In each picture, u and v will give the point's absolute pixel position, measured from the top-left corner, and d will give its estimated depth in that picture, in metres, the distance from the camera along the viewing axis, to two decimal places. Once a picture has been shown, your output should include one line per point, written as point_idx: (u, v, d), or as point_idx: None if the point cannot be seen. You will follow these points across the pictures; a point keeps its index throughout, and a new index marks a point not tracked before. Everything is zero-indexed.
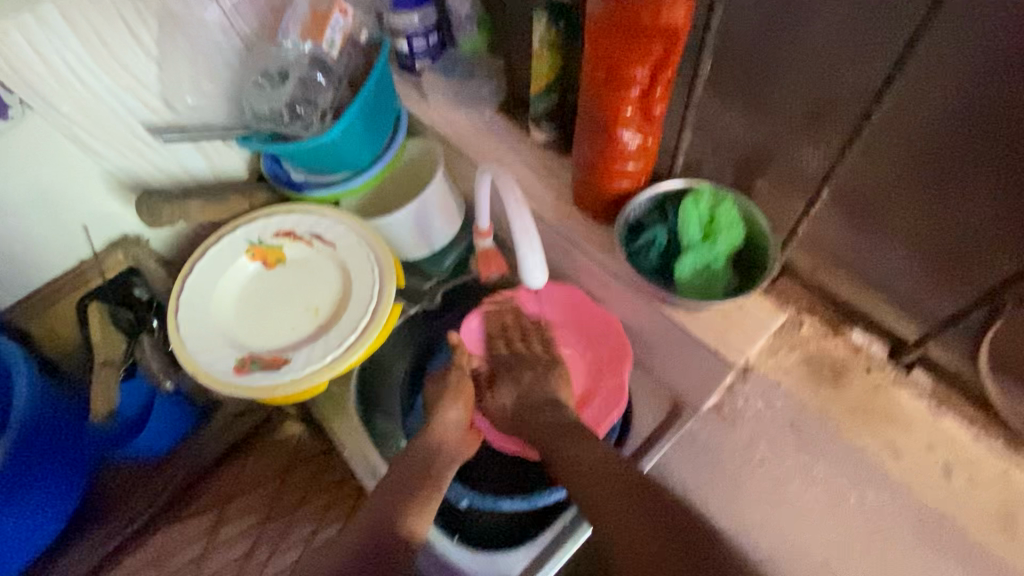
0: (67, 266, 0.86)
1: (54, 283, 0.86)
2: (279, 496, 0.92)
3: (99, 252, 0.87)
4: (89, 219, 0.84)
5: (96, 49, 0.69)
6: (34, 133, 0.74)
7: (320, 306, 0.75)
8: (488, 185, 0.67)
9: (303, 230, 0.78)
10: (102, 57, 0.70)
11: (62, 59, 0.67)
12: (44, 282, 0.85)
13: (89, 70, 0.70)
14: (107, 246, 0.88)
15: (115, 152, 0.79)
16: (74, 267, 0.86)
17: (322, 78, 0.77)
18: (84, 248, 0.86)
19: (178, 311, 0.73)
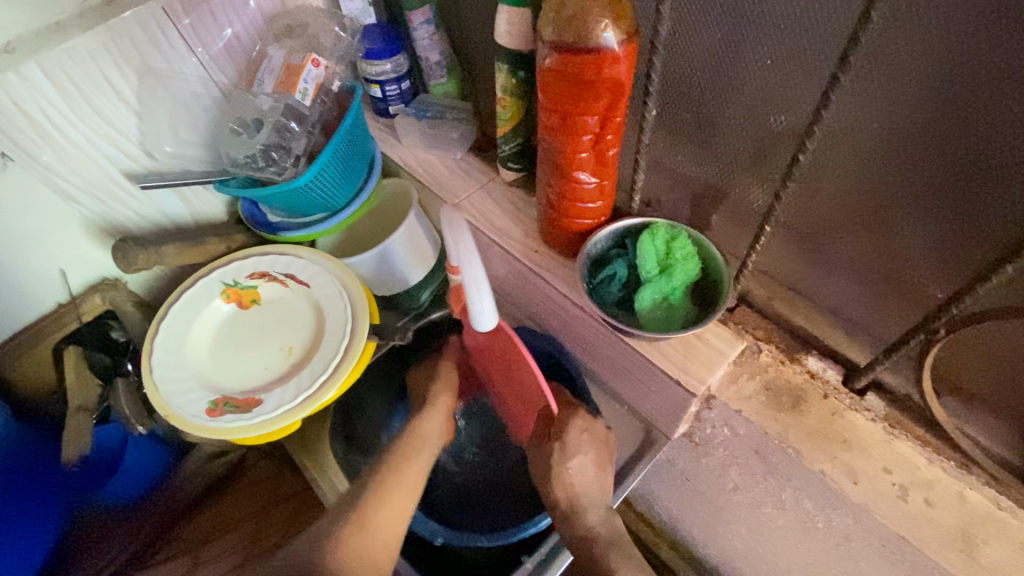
0: (43, 310, 0.86)
1: (28, 327, 0.86)
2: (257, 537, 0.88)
3: (76, 295, 0.88)
4: (66, 263, 0.85)
5: (77, 104, 0.72)
6: (11, 181, 0.75)
7: (293, 345, 0.77)
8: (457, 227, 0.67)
9: (277, 270, 0.80)
10: (81, 109, 0.72)
11: (41, 113, 0.69)
12: (18, 328, 0.85)
13: (68, 122, 0.72)
14: (84, 289, 0.89)
15: (93, 200, 0.81)
16: (52, 311, 0.87)
17: (296, 126, 0.79)
18: (61, 291, 0.87)
19: (150, 354, 0.73)
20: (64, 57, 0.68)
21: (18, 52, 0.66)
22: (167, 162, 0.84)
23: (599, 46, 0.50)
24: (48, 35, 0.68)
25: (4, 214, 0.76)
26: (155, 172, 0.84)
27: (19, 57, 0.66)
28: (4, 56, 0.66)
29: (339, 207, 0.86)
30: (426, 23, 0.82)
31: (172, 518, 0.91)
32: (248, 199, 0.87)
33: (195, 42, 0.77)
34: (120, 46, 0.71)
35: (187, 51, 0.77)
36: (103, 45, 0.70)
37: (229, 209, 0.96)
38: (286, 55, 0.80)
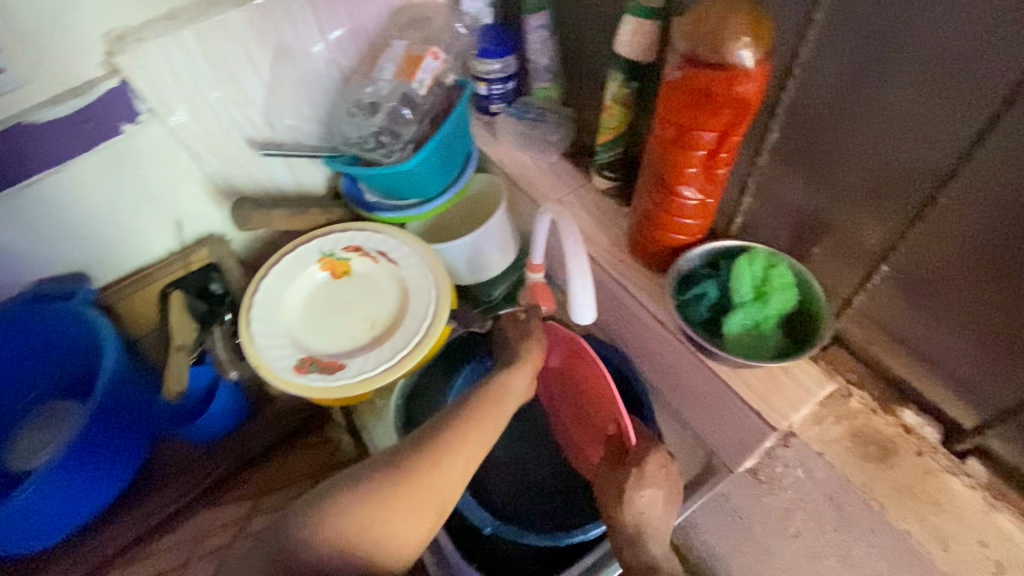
0: (156, 256, 0.95)
1: (141, 270, 0.94)
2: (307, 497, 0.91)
3: (188, 245, 0.97)
4: (182, 216, 0.93)
5: (218, 71, 0.79)
6: (151, 136, 0.83)
7: (376, 319, 0.80)
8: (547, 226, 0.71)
9: (371, 247, 0.84)
10: (222, 76, 0.80)
11: (188, 76, 0.78)
12: (132, 270, 0.94)
13: (208, 87, 0.80)
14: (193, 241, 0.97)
15: (216, 159, 0.89)
16: (163, 258, 0.96)
17: (409, 113, 0.83)
18: (174, 241, 0.95)
19: (250, 306, 0.79)
20: (217, 28, 0.75)
21: (178, 19, 0.74)
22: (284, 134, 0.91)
23: (731, 62, 0.50)
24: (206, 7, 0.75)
25: (140, 164, 0.84)
26: (271, 141, 0.90)
27: (180, 24, 0.74)
28: (167, 22, 0.74)
29: (434, 194, 0.90)
30: (541, 27, 0.84)
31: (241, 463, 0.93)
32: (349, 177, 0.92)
33: (326, 27, 0.83)
34: (264, 23, 0.78)
35: (318, 35, 0.83)
36: (249, 21, 0.77)
37: (328, 184, 1.02)
38: (407, 46, 0.84)
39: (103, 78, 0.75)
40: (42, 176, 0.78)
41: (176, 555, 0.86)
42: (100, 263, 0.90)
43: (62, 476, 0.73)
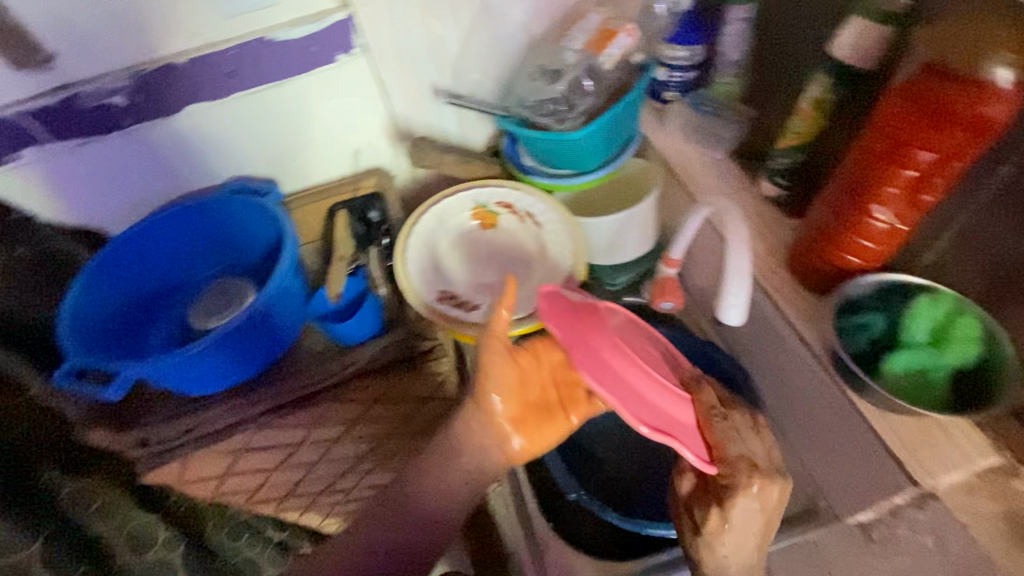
0: (334, 175, 1.08)
1: (319, 186, 1.08)
2: (400, 424, 0.95)
3: (360, 171, 1.09)
4: (363, 144, 1.05)
5: (429, 19, 0.88)
6: (357, 68, 0.94)
7: (513, 275, 0.86)
8: (696, 224, 0.78)
9: (521, 207, 0.89)
10: (427, 23, 0.89)
11: (401, 18, 0.87)
12: (312, 183, 1.08)
13: (416, 32, 0.89)
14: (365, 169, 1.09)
15: (403, 99, 0.98)
16: (339, 178, 1.09)
17: (589, 84, 0.85)
18: (350, 164, 1.07)
19: (408, 234, 0.87)
20: None
21: None
22: (464, 87, 0.98)
23: (982, 78, 0.46)
24: None
25: (343, 91, 0.96)
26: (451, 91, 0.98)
27: None
28: None
29: (589, 169, 0.91)
30: (741, 20, 0.82)
31: (366, 368, 0.97)
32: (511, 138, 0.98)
33: None
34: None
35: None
36: None
37: (488, 143, 1.08)
38: (602, 20, 0.86)
39: (334, 11, 0.85)
40: (265, 87, 0.91)
41: (291, 433, 0.93)
42: (288, 172, 1.05)
43: (235, 333, 0.87)
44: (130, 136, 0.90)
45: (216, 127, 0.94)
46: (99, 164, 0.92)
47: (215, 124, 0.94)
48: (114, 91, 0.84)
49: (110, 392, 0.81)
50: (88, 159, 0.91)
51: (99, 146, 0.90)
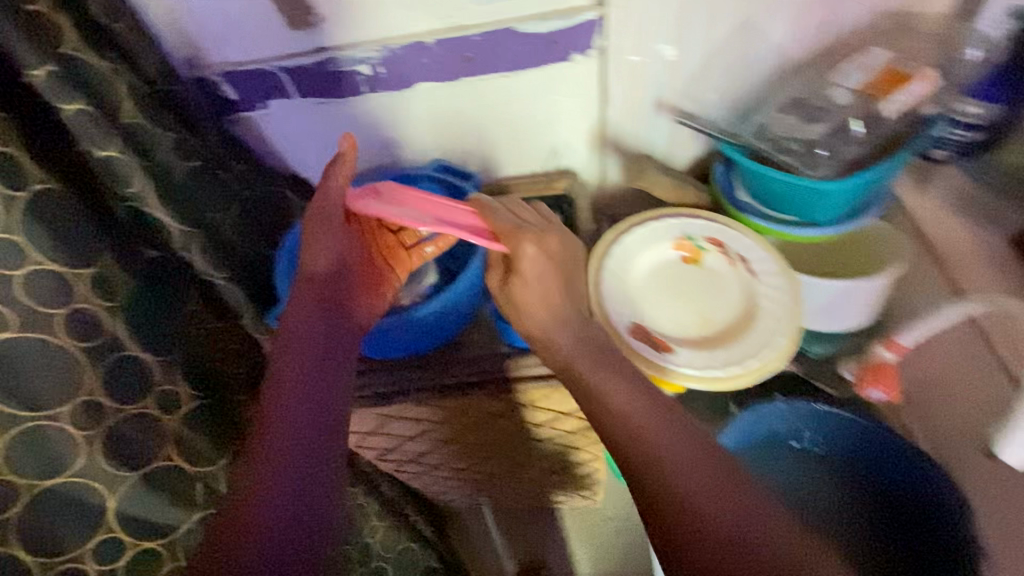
0: (522, 168, 1.08)
1: (506, 176, 1.09)
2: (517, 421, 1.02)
3: (548, 169, 1.07)
4: (560, 144, 1.03)
5: (682, 32, 0.83)
6: (587, 69, 0.90)
7: (711, 321, 0.77)
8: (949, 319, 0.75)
9: (734, 249, 0.80)
10: (678, 33, 0.83)
11: (653, 26, 0.83)
12: (500, 173, 1.09)
13: (663, 43, 0.85)
14: (554, 168, 1.08)
15: (622, 107, 0.94)
16: (525, 172, 1.08)
17: (859, 130, 0.76)
18: (542, 160, 1.06)
19: (607, 255, 0.80)
20: None
21: None
22: (690, 104, 0.92)
23: None
24: None
25: (563, 90, 0.94)
26: (675, 106, 0.93)
27: None
28: None
29: (817, 222, 0.82)
30: None
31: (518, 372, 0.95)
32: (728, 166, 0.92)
33: (798, 17, 0.81)
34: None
35: (784, 22, 0.82)
36: None
37: (690, 163, 1.02)
38: (889, 60, 0.78)
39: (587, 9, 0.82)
40: (493, 76, 0.91)
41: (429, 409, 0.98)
42: (483, 157, 1.06)
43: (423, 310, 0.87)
44: (361, 101, 0.95)
45: (436, 105, 0.97)
46: (328, 122, 0.98)
47: (434, 103, 0.96)
48: (362, 60, 0.88)
49: None
50: (318, 116, 0.97)
51: (333, 107, 0.96)
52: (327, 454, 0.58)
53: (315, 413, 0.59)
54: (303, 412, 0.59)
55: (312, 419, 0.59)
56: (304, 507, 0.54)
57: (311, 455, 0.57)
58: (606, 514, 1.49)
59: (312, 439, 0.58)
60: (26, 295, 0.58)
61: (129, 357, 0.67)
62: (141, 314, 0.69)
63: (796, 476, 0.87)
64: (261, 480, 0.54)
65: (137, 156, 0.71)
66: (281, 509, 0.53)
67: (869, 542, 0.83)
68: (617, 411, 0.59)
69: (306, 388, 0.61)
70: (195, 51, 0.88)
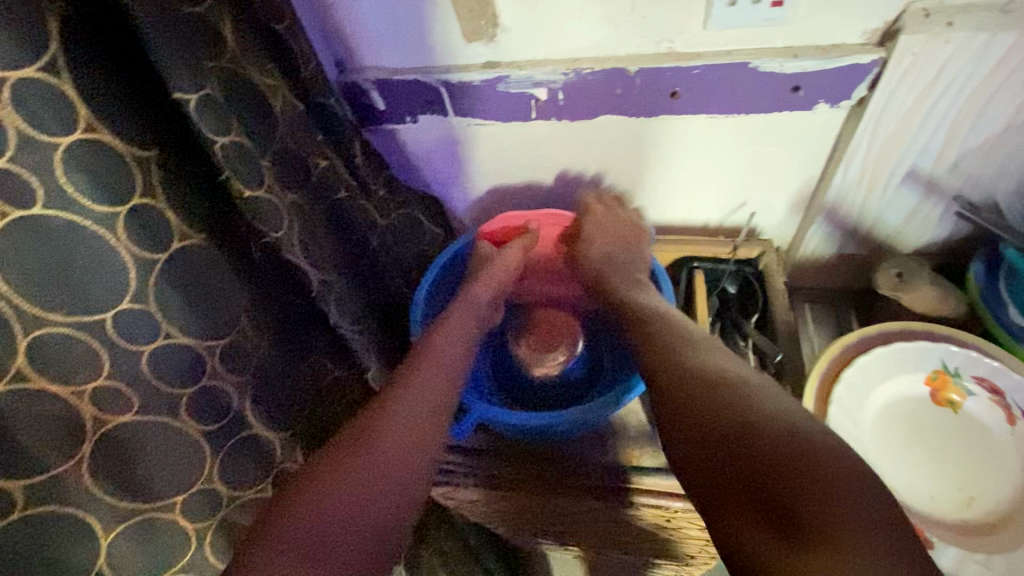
0: (690, 220, 0.89)
1: (669, 227, 0.90)
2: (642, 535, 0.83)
3: (724, 226, 0.88)
4: (751, 200, 0.83)
5: (986, 92, 0.61)
6: (824, 122, 0.70)
7: (976, 498, 0.58)
8: None
9: (1016, 401, 0.59)
10: (979, 95, 0.61)
11: (947, 83, 0.61)
12: (662, 220, 0.90)
13: (951, 103, 0.63)
14: (731, 226, 0.88)
15: (858, 173, 0.73)
16: (694, 225, 0.90)
17: None
18: (719, 215, 0.87)
19: (837, 385, 0.61)
20: None
21: (1016, 14, 0.55)
22: (954, 181, 0.70)
23: None
24: None
25: (779, 142, 0.74)
26: (933, 181, 0.71)
27: (1012, 22, 0.55)
28: (999, 13, 0.56)
29: None
30: None
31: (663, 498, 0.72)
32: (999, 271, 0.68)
33: None
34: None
35: None
36: None
37: (920, 248, 0.79)
38: None
39: (859, 51, 0.61)
40: (698, 119, 0.72)
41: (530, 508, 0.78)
42: (648, 202, 0.88)
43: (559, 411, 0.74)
44: (526, 127, 0.79)
45: (610, 142, 0.79)
46: (480, 143, 0.83)
47: (611, 140, 0.79)
48: (542, 84, 0.72)
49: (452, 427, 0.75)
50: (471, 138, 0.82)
51: (491, 129, 0.80)
52: (411, 473, 0.54)
53: (417, 431, 0.56)
54: (409, 424, 0.57)
55: (410, 435, 0.56)
56: (369, 515, 0.51)
57: (411, 425, 0.57)
58: None
59: (402, 454, 0.55)
60: (150, 371, 0.48)
61: (253, 436, 0.57)
62: (265, 378, 0.59)
63: None
64: (349, 467, 0.52)
65: (284, 192, 0.59)
66: (350, 503, 0.51)
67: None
68: (692, 370, 0.51)
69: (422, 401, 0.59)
70: (349, 51, 0.75)
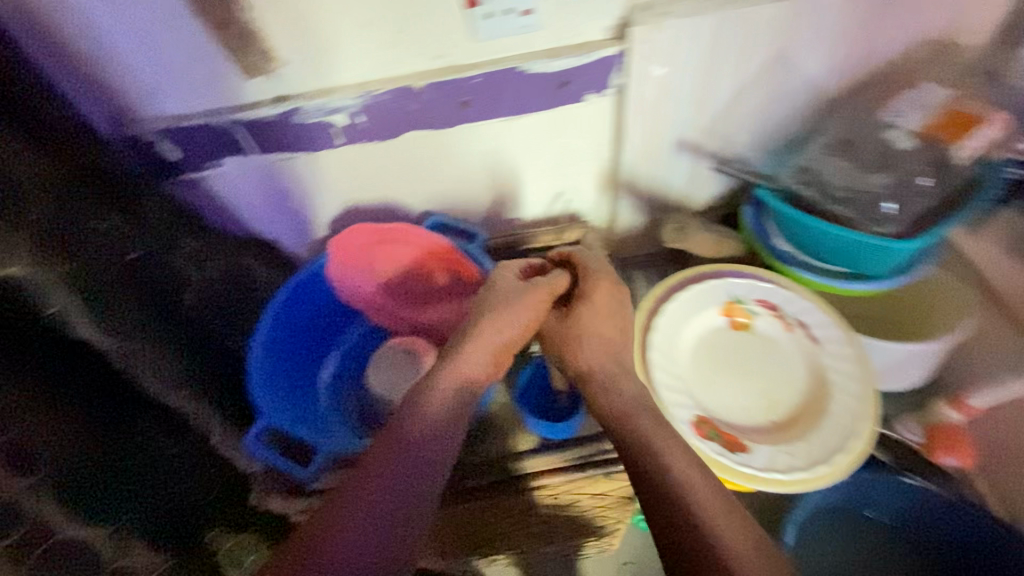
0: (521, 215, 0.95)
1: (504, 224, 0.96)
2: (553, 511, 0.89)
3: (551, 215, 0.95)
4: (566, 188, 0.91)
5: (708, 65, 0.72)
6: (601, 109, 0.79)
7: (776, 400, 0.69)
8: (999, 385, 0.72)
9: (789, 310, 0.71)
10: (705, 69, 0.73)
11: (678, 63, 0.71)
12: (497, 219, 0.95)
13: (686, 79, 0.74)
14: (559, 214, 0.96)
15: (641, 150, 0.83)
16: (525, 219, 0.96)
17: (925, 183, 0.67)
18: (544, 207, 0.94)
19: (653, 332, 0.69)
20: (740, 24, 0.68)
21: (710, 1, 0.67)
22: (714, 142, 0.82)
23: None
24: None
25: (570, 132, 0.82)
26: (698, 145, 0.83)
27: (709, 7, 0.67)
28: (698, 1, 0.67)
29: (874, 274, 0.73)
30: None
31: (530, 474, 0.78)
32: (764, 212, 0.80)
33: (838, 48, 0.72)
34: (788, 24, 0.69)
35: (825, 54, 0.73)
36: (774, 26, 0.69)
37: (708, 203, 0.92)
38: (943, 95, 0.68)
39: (603, 46, 0.70)
40: (492, 122, 0.78)
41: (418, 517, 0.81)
42: (478, 207, 0.92)
43: None
44: (336, 155, 0.79)
45: (422, 155, 0.82)
46: (294, 178, 0.82)
47: (420, 155, 0.81)
48: (336, 112, 0.73)
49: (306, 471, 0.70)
50: (283, 173, 0.81)
51: (300, 162, 0.79)
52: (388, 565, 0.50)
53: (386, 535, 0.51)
54: (376, 520, 0.51)
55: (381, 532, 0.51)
56: None
57: (384, 516, 0.52)
58: (620, 561, 1.31)
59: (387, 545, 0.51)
60: None
61: (59, 539, 0.52)
62: (67, 468, 0.53)
63: (853, 549, 0.81)
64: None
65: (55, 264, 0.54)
66: None
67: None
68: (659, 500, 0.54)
69: (412, 457, 0.56)
70: (125, 106, 0.71)
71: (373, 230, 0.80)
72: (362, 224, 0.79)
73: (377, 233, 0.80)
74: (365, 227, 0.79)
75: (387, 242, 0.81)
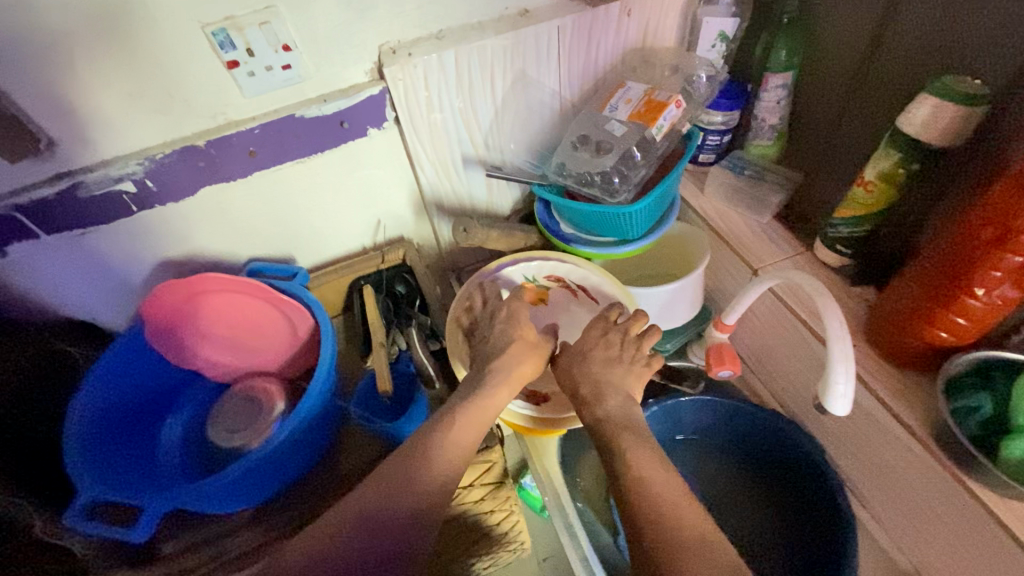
0: (351, 248, 1.02)
1: (337, 259, 1.02)
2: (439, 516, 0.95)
3: (379, 242, 1.03)
4: (384, 215, 1.00)
5: (463, 92, 0.85)
6: (388, 141, 0.89)
7: None
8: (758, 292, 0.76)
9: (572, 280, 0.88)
10: (462, 95, 0.86)
11: (435, 93, 0.83)
12: (328, 256, 1.02)
13: (449, 105, 0.86)
14: (386, 240, 1.04)
15: (435, 170, 0.94)
16: (356, 251, 1.03)
17: (640, 156, 0.84)
18: (369, 236, 1.02)
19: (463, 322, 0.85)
20: (475, 54, 0.81)
21: (445, 39, 0.80)
22: (495, 154, 0.96)
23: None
24: (470, 33, 0.81)
25: (367, 165, 0.91)
26: (482, 158, 0.96)
27: (445, 44, 0.80)
28: (435, 41, 0.80)
29: (634, 237, 0.88)
30: (780, 87, 0.85)
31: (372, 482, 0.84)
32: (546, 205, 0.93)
33: (564, 64, 0.89)
34: (513, 51, 0.83)
35: (555, 70, 0.89)
36: (503, 53, 0.83)
37: (513, 206, 1.05)
38: (645, 90, 0.87)
39: (368, 86, 0.81)
40: (289, 166, 0.85)
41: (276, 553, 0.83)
42: (304, 248, 0.98)
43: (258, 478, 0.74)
44: (135, 222, 0.81)
45: (230, 208, 0.86)
46: (98, 253, 0.82)
47: (227, 208, 0.86)
48: (124, 179, 0.76)
49: (135, 532, 0.68)
50: (83, 249, 0.81)
51: (99, 236, 0.80)
52: None
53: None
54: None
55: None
56: None
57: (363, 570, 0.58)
58: (540, 558, 1.33)
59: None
60: None
61: None
62: None
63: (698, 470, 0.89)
64: None
65: None
66: None
67: (788, 520, 0.82)
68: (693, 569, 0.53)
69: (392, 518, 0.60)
70: None
71: (188, 286, 0.80)
72: (174, 282, 0.79)
73: (191, 289, 0.81)
74: (177, 285, 0.79)
75: (203, 295, 0.82)
